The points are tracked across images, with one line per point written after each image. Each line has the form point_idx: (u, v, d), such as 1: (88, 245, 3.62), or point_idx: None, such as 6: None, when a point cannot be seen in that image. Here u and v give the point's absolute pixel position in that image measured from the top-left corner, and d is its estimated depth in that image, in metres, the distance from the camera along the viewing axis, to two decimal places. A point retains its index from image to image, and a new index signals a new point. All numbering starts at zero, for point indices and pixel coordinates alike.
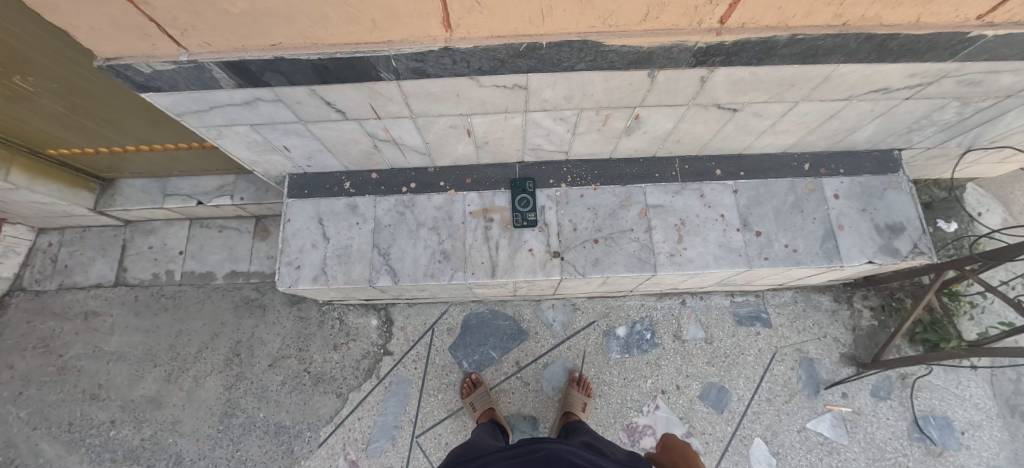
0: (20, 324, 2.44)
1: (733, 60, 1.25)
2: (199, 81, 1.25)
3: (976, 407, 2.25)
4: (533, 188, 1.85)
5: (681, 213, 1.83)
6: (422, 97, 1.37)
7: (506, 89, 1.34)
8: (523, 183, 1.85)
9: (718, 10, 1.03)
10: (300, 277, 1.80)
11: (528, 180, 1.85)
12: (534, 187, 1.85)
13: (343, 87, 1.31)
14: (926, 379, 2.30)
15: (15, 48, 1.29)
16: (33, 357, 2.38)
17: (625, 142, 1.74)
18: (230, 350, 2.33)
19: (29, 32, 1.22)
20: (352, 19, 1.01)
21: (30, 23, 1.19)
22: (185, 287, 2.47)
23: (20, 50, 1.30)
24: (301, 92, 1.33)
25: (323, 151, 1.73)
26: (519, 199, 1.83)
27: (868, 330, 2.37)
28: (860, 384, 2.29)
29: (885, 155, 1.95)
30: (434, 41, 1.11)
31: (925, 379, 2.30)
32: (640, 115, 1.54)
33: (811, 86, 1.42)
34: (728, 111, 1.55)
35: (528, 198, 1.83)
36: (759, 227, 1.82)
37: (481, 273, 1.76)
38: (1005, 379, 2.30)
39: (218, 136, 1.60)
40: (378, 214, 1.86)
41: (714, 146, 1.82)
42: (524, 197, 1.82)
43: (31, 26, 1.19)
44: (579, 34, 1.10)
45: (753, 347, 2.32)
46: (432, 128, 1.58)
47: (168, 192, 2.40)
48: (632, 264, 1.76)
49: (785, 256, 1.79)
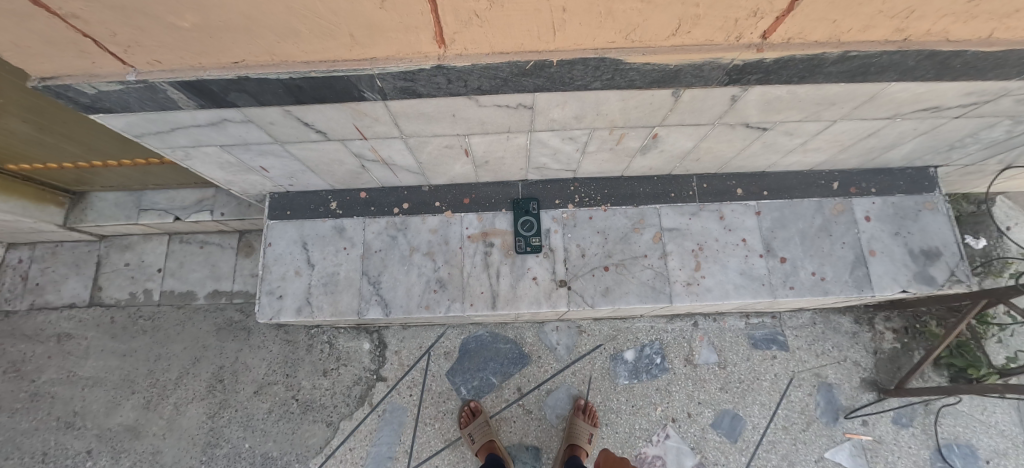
0: None
1: (772, 78, 1.08)
2: (155, 102, 1.09)
3: (1002, 434, 2.14)
4: (537, 210, 1.68)
5: (699, 237, 1.67)
6: (413, 117, 1.20)
7: (509, 109, 1.17)
8: (527, 203, 1.68)
9: (761, 23, 0.86)
10: (282, 308, 1.64)
11: (532, 200, 1.68)
12: (539, 208, 1.68)
13: (321, 108, 1.14)
14: (951, 405, 2.18)
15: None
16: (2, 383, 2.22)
17: (640, 161, 1.57)
18: (212, 376, 2.19)
19: None
20: (325, 33, 0.83)
21: None
22: (165, 307, 2.31)
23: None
24: (273, 112, 1.16)
25: (305, 171, 1.56)
26: (522, 222, 1.66)
27: (890, 353, 2.25)
28: (880, 410, 2.18)
29: (919, 173, 1.79)
30: (425, 57, 0.94)
31: (950, 406, 2.17)
32: (659, 134, 1.37)
33: (853, 105, 1.26)
34: (756, 130, 1.39)
35: (532, 221, 1.66)
36: (784, 253, 1.67)
37: (480, 304, 1.61)
38: None
39: (186, 157, 1.43)
40: (367, 238, 1.69)
41: (735, 164, 1.66)
42: (528, 220, 1.66)
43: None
44: (596, 50, 0.93)
45: (770, 372, 2.20)
46: (425, 148, 1.41)
47: (143, 206, 2.23)
48: (646, 294, 1.61)
49: (812, 285, 1.65)
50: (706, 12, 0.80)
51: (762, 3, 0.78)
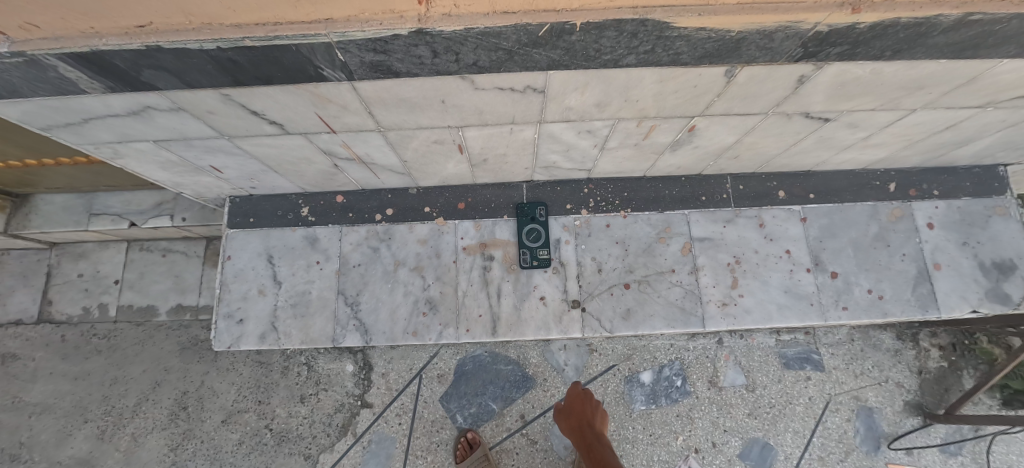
0: None
1: (857, 52, 0.83)
2: (45, 83, 0.82)
3: None
4: (544, 216, 1.42)
5: (736, 248, 1.42)
6: (390, 104, 0.94)
7: (514, 93, 0.91)
8: (533, 209, 1.42)
9: None
10: (244, 334, 1.39)
11: (540, 205, 1.42)
12: (548, 215, 1.42)
13: (269, 91, 0.87)
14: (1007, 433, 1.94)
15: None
16: None
17: (668, 159, 1.31)
18: (175, 402, 1.94)
19: None
20: None
21: None
22: (123, 324, 2.06)
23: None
24: (209, 96, 0.89)
25: (266, 171, 1.30)
26: (528, 231, 1.40)
27: (937, 373, 2.02)
28: (926, 437, 1.94)
29: (988, 172, 1.54)
30: (401, 18, 0.66)
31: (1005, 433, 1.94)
32: (697, 127, 1.11)
33: (944, 90, 1.00)
34: (816, 121, 1.13)
35: (539, 230, 1.40)
36: (835, 267, 1.43)
37: (478, 330, 1.35)
38: None
39: (116, 155, 1.16)
40: (343, 250, 1.43)
41: (779, 163, 1.40)
42: (535, 228, 1.40)
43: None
44: (635, 9, 0.66)
45: (804, 395, 1.96)
46: (410, 144, 1.15)
47: (95, 210, 1.96)
48: (674, 317, 1.36)
49: (868, 305, 1.41)
50: None
51: None
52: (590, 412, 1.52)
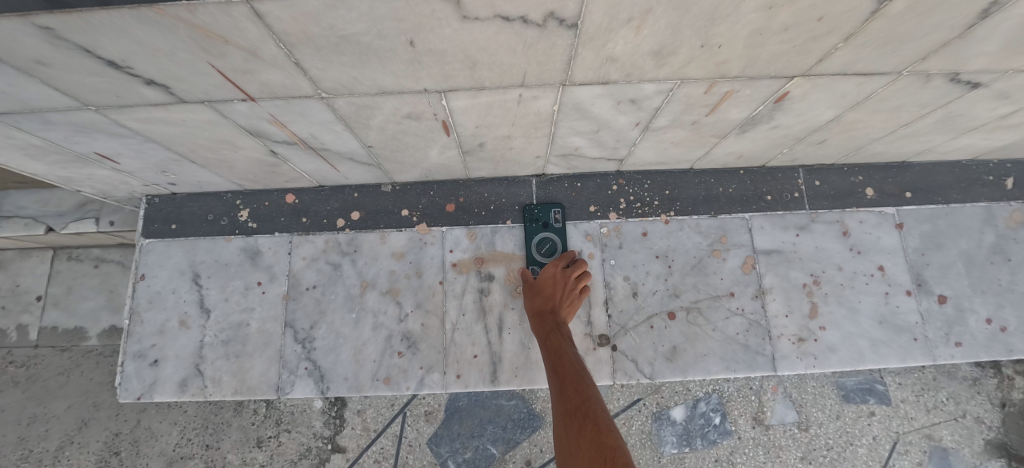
0: None
1: None
2: None
3: None
4: (561, 222, 1.07)
5: (813, 264, 1.06)
6: (326, 49, 0.58)
7: (525, 27, 0.55)
8: (546, 213, 1.08)
9: None
10: (159, 381, 1.01)
11: (554, 207, 1.08)
12: (565, 221, 1.07)
13: (116, 20, 0.51)
14: None
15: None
16: None
17: (730, 144, 0.96)
18: (104, 449, 1.44)
19: None
20: None
21: None
22: (45, 349, 1.58)
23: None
24: (18, 32, 0.52)
25: (181, 162, 0.93)
26: (539, 243, 1.06)
27: (1021, 405, 1.56)
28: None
29: None
30: None
31: None
32: (789, 94, 0.76)
33: None
34: (958, 87, 0.78)
35: (555, 241, 1.06)
36: (942, 289, 1.06)
37: (473, 376, 1.00)
38: None
39: None
40: (293, 267, 1.05)
41: (871, 150, 1.05)
42: (549, 238, 1.06)
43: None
44: None
45: (868, 435, 1.50)
46: (371, 119, 0.79)
47: (6, 211, 1.54)
48: (734, 357, 1.01)
49: (988, 341, 1.04)
50: None
51: None
52: (559, 296, 0.96)
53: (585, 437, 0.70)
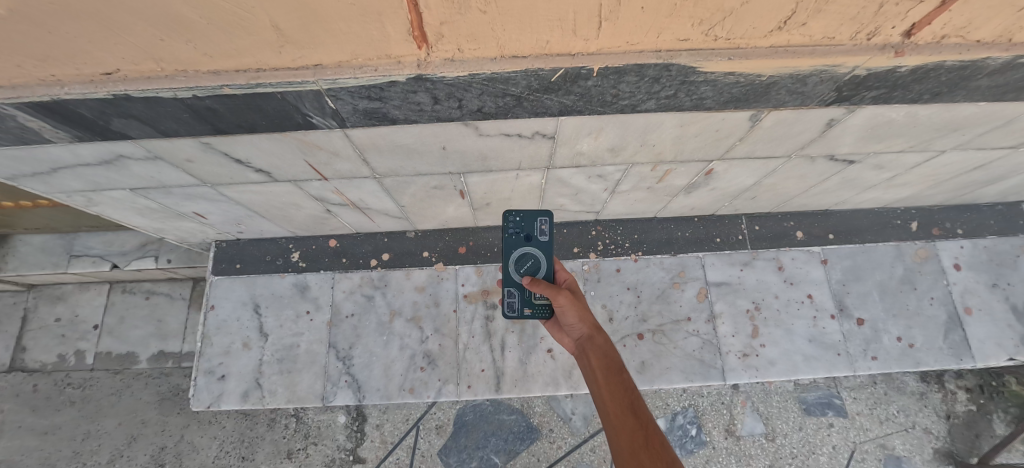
0: None
1: (893, 95, 0.77)
2: (9, 133, 0.75)
3: None
4: (544, 237, 0.99)
5: (755, 293, 1.31)
6: (386, 151, 0.86)
7: (521, 140, 0.84)
8: (532, 225, 1.00)
9: (919, 9, 0.57)
10: (225, 393, 1.22)
11: (540, 218, 1.00)
12: (551, 233, 1.00)
13: (254, 139, 0.79)
14: None
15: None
16: None
17: (682, 201, 1.23)
18: (151, 461, 1.64)
19: None
20: (227, 21, 0.52)
21: None
22: (100, 373, 1.79)
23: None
24: (187, 144, 0.80)
25: (253, 216, 1.19)
26: (520, 259, 0.99)
27: (966, 417, 1.79)
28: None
29: (1010, 209, 1.47)
30: (399, 65, 0.62)
31: None
32: (714, 170, 1.04)
33: (978, 131, 0.94)
34: (839, 164, 1.06)
35: (537, 255, 0.98)
36: (861, 312, 1.29)
37: (480, 387, 1.21)
38: None
39: (91, 203, 1.05)
40: (335, 299, 1.29)
41: (798, 202, 1.31)
42: (530, 253, 0.98)
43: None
44: (660, 54, 0.62)
45: (827, 444, 1.72)
46: (407, 190, 1.06)
47: (75, 251, 1.80)
48: (693, 370, 1.23)
49: (901, 355, 1.26)
50: None
51: None
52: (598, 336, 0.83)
53: None
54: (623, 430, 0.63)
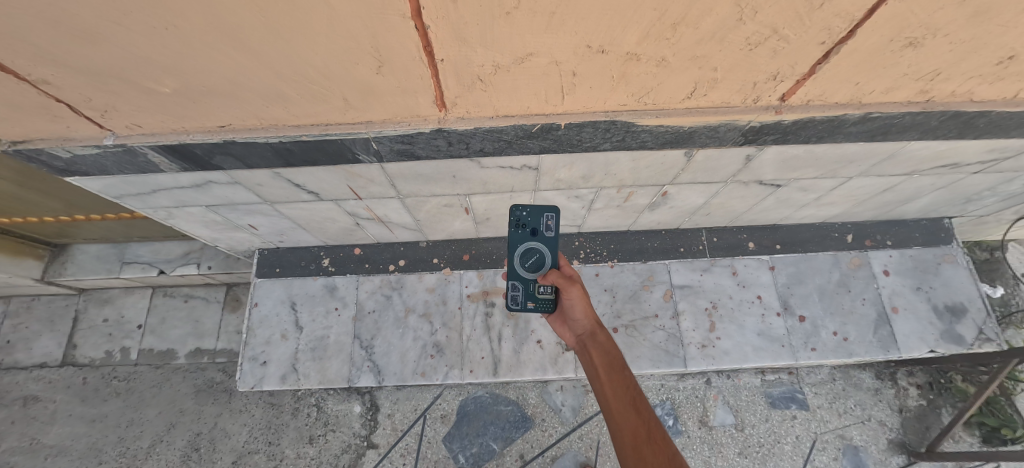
0: None
1: (789, 138, 1.03)
2: (134, 166, 1.01)
3: None
4: (550, 233, 1.13)
5: (713, 294, 1.55)
6: (410, 178, 1.13)
7: (513, 170, 1.11)
8: (538, 219, 1.14)
9: (780, 86, 0.86)
10: (267, 376, 1.46)
11: (546, 214, 1.14)
12: (556, 229, 1.13)
13: (313, 170, 1.06)
14: None
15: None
16: None
17: (648, 216, 1.49)
18: (188, 446, 1.86)
19: None
20: (316, 96, 0.81)
21: None
22: (143, 367, 2.02)
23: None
24: (262, 174, 1.07)
25: (295, 228, 1.44)
26: (526, 252, 1.13)
27: (917, 411, 1.99)
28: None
29: (935, 224, 1.71)
30: (424, 121, 0.90)
31: None
32: (669, 192, 1.31)
33: (871, 163, 1.20)
34: (770, 187, 1.32)
35: (539, 250, 1.13)
36: (802, 311, 1.54)
37: (480, 372, 1.45)
38: None
39: (169, 217, 1.31)
40: (360, 298, 1.54)
41: (747, 218, 1.57)
42: (534, 248, 1.13)
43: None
44: (606, 113, 0.90)
45: (790, 434, 1.94)
46: (423, 207, 1.32)
47: (127, 259, 2.03)
48: (659, 358, 1.47)
49: (835, 347, 1.50)
50: (724, 73, 0.81)
51: (782, 66, 0.80)
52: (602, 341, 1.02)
53: None
54: (629, 428, 0.82)
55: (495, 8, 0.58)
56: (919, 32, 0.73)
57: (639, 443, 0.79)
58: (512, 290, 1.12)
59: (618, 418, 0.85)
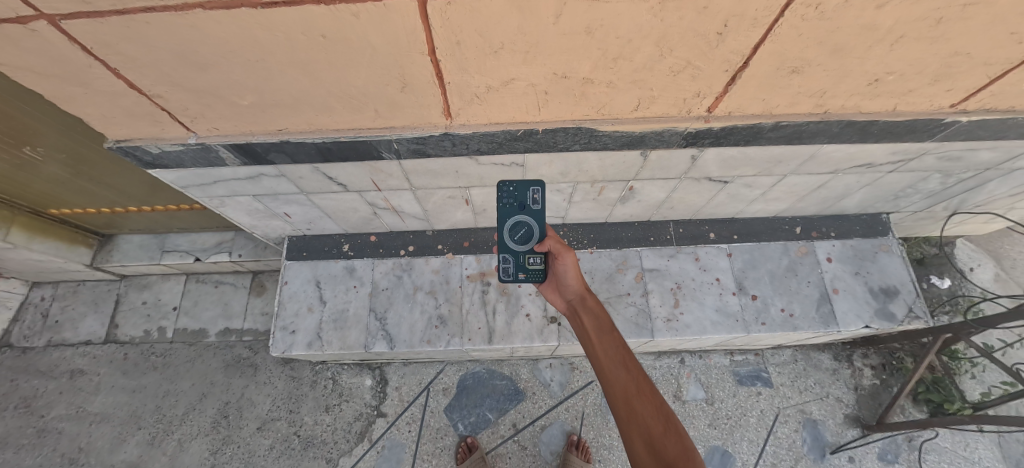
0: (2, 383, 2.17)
1: (722, 141, 1.30)
2: (205, 160, 1.27)
3: None
4: (536, 205, 1.28)
5: (677, 276, 1.83)
6: (422, 173, 1.40)
7: (503, 166, 1.38)
8: (525, 193, 1.28)
9: (705, 101, 1.13)
10: (295, 343, 1.72)
11: (532, 187, 1.28)
12: (542, 202, 1.27)
13: (344, 165, 1.33)
14: (934, 442, 2.07)
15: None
16: (12, 419, 2.08)
17: (621, 209, 1.77)
18: (218, 413, 2.10)
19: (25, 102, 1.19)
20: (354, 108, 1.08)
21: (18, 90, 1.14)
22: (178, 345, 2.26)
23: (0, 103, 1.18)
24: (304, 168, 1.34)
25: (323, 217, 1.71)
26: (517, 223, 1.28)
27: (870, 389, 2.20)
28: (866, 447, 2.08)
29: (874, 218, 1.97)
30: (434, 126, 1.18)
31: (932, 442, 2.07)
32: (634, 187, 1.58)
33: (797, 162, 1.46)
34: (719, 183, 1.59)
35: (527, 222, 1.28)
36: (754, 291, 1.81)
37: (477, 339, 1.73)
38: (1015, 440, 2.06)
39: (220, 205, 1.58)
40: (375, 277, 1.83)
41: (707, 212, 1.85)
42: (519, 221, 1.28)
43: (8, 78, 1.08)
44: (574, 121, 1.18)
45: (755, 408, 2.15)
46: (431, 198, 1.59)
47: (166, 248, 2.29)
48: (629, 329, 1.75)
49: (782, 321, 1.77)
50: (659, 93, 1.08)
51: (702, 88, 1.07)
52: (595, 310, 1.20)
53: (663, 423, 0.89)
54: (620, 384, 0.99)
55: (486, 48, 0.86)
56: (796, 63, 0.99)
57: (629, 397, 0.96)
58: (503, 264, 1.29)
59: (611, 378, 1.02)
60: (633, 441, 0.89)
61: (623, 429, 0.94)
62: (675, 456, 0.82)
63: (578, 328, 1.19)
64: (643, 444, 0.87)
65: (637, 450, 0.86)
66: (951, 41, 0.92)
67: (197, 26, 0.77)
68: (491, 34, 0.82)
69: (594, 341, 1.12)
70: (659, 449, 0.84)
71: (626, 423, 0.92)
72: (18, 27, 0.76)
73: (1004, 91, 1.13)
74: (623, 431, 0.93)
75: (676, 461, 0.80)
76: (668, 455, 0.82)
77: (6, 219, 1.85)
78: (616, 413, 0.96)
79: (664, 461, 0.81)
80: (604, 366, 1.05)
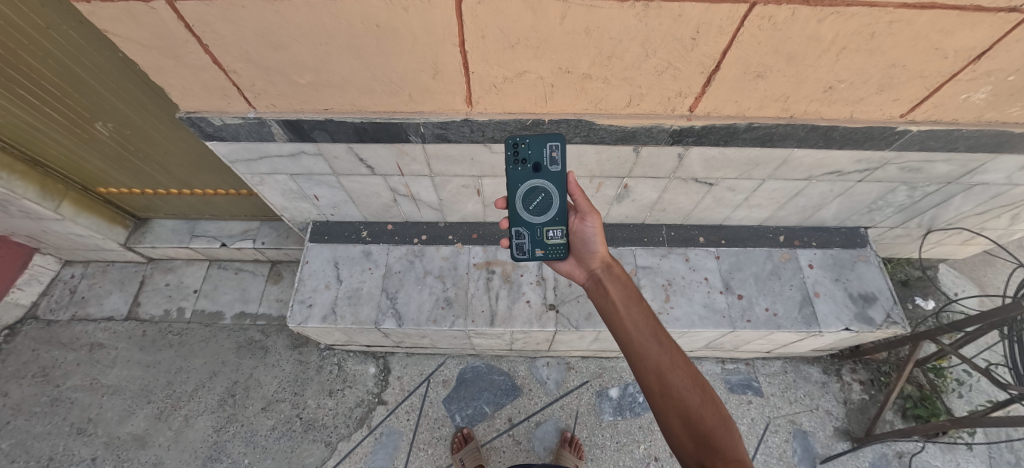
0: (24, 352, 2.26)
1: (703, 141, 1.50)
2: (258, 134, 1.48)
3: None
4: (552, 168, 1.34)
5: (668, 274, 1.99)
6: (441, 159, 1.60)
7: None
8: (542, 154, 1.34)
9: (687, 101, 1.34)
10: (310, 316, 1.84)
11: (553, 142, 1.32)
12: (561, 162, 1.33)
13: (376, 146, 1.53)
14: (923, 457, 2.05)
15: (88, 71, 1.40)
16: (29, 386, 2.15)
17: (616, 209, 1.97)
18: (224, 392, 2.16)
19: (112, 76, 1.42)
20: (393, 92, 1.29)
21: (110, 65, 1.38)
22: (194, 325, 2.37)
23: (93, 77, 1.43)
24: (340, 148, 1.54)
25: (347, 201, 1.91)
26: (537, 189, 1.36)
27: (860, 403, 2.22)
28: (856, 461, 2.06)
29: (853, 231, 2.12)
30: (456, 113, 1.39)
31: (921, 458, 2.05)
32: (629, 185, 1.78)
33: (773, 167, 1.65)
34: (704, 185, 1.78)
35: (546, 189, 1.36)
36: (740, 290, 1.95)
37: (479, 321, 1.83)
38: (1010, 462, 2.03)
39: (260, 183, 1.79)
40: (389, 261, 1.99)
41: (695, 217, 2.03)
42: (535, 189, 1.36)
43: (109, 54, 1.33)
44: (574, 114, 1.39)
45: (747, 416, 2.17)
46: (447, 186, 1.79)
47: (195, 232, 2.45)
48: None
49: (766, 319, 1.88)
50: (646, 91, 1.29)
51: (683, 88, 1.27)
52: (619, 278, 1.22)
53: (700, 395, 0.90)
54: (652, 358, 0.97)
55: (507, 41, 1.07)
56: (759, 68, 1.18)
57: (663, 371, 0.94)
58: (519, 242, 1.42)
59: (644, 351, 0.99)
60: (668, 415, 0.88)
61: (654, 400, 0.93)
62: (712, 425, 0.84)
63: (603, 298, 1.19)
64: (678, 417, 0.87)
65: (672, 423, 0.87)
66: (886, 54, 1.11)
67: (281, 12, 0.96)
68: (510, 30, 1.04)
69: (621, 311, 1.11)
70: (695, 421, 0.85)
71: (660, 397, 0.91)
72: (143, 5, 0.95)
73: (944, 103, 1.33)
74: (655, 403, 0.92)
75: (713, 431, 0.83)
76: (705, 425, 0.84)
77: (60, 193, 2.06)
78: (647, 385, 0.95)
79: (702, 433, 0.83)
80: (635, 338, 1.02)
